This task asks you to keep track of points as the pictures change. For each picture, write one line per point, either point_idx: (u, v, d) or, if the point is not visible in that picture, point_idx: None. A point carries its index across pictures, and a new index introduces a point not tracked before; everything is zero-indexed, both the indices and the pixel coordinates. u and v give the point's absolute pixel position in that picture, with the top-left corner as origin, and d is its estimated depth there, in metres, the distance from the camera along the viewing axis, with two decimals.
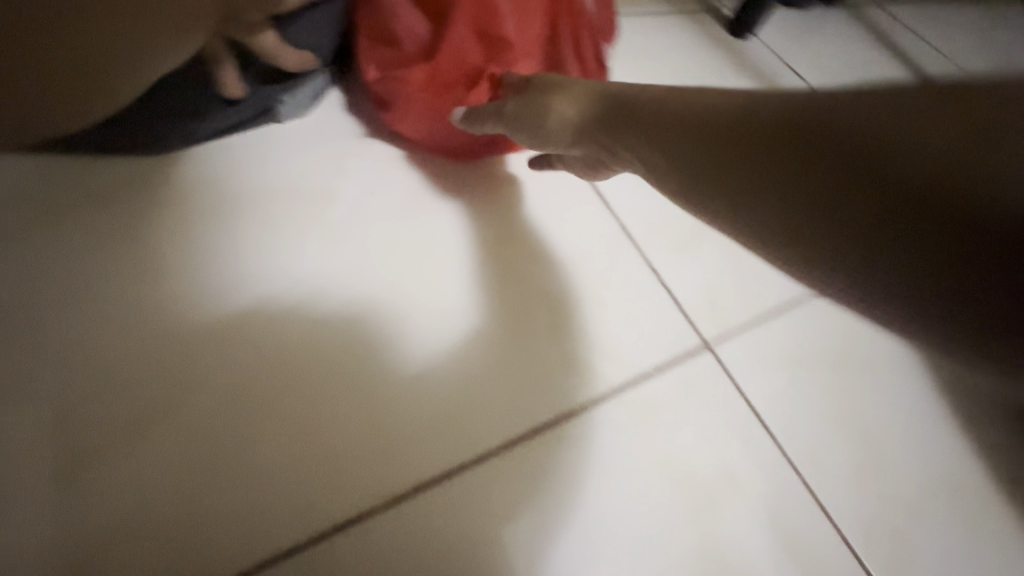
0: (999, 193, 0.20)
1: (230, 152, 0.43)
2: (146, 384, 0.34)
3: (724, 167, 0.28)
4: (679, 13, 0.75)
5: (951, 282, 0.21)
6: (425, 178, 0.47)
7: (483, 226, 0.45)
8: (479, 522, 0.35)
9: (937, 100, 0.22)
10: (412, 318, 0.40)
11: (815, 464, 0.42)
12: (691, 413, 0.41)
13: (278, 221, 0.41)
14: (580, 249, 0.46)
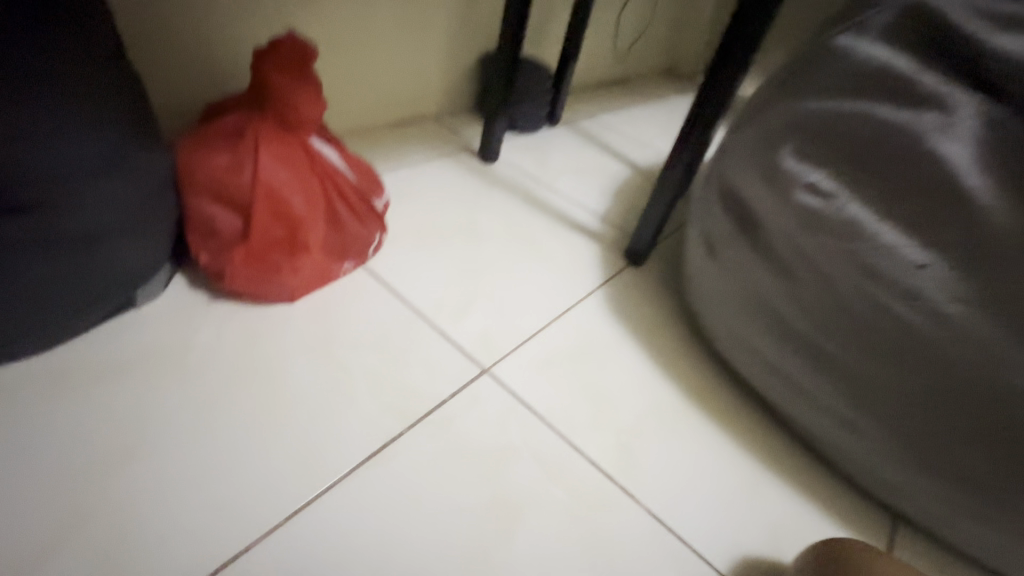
0: (943, 383, 0.48)
1: (112, 335, 0.58)
2: (85, 457, 0.49)
3: (864, 357, 0.52)
4: (442, 155, 1.07)
5: (966, 399, 0.47)
6: (297, 313, 0.65)
7: (344, 323, 0.65)
8: (415, 499, 0.51)
9: (950, 398, 0.48)
10: (325, 407, 0.57)
11: (565, 422, 0.61)
12: (538, 396, 0.63)
13: (166, 369, 0.57)
14: (408, 328, 0.67)
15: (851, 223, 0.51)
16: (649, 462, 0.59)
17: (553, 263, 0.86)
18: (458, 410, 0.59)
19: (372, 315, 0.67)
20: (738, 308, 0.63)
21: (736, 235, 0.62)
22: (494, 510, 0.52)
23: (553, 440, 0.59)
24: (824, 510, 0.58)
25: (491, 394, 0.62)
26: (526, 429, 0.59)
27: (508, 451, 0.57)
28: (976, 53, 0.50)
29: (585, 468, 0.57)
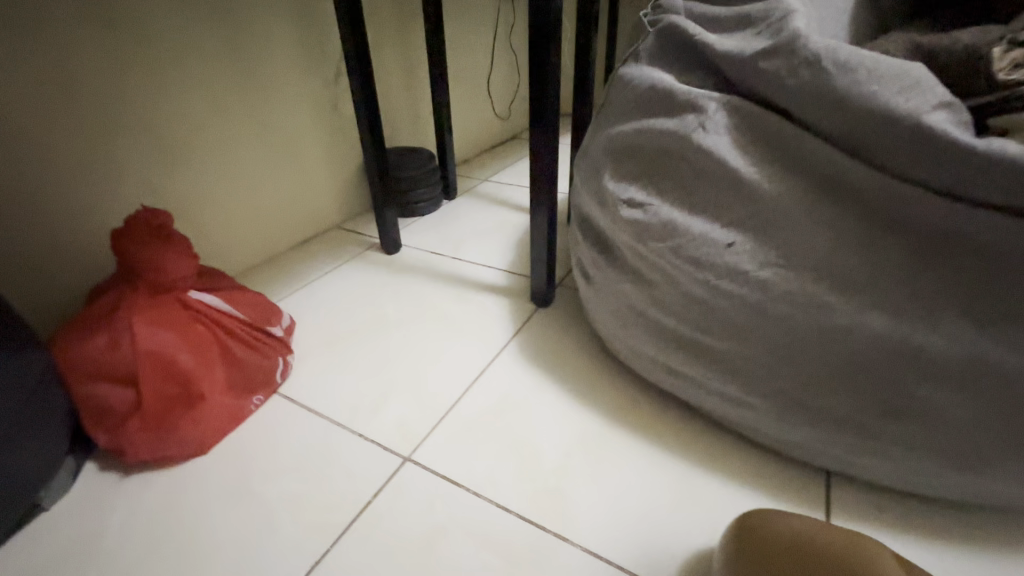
0: (794, 344, 0.50)
1: (26, 544, 0.58)
2: None
3: (728, 340, 0.54)
4: (347, 260, 1.11)
5: (818, 352, 0.50)
6: (212, 463, 0.65)
7: (260, 458, 0.66)
8: None
9: (807, 356, 0.50)
10: (249, 549, 0.56)
11: (491, 486, 0.62)
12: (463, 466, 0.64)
13: (81, 559, 0.56)
14: (325, 442, 0.68)
15: (668, 226, 0.55)
16: (580, 496, 0.60)
17: (464, 329, 0.88)
18: (382, 508, 0.60)
19: (287, 441, 0.68)
20: (620, 324, 0.67)
21: (599, 257, 0.67)
22: None
23: (481, 507, 0.59)
24: (755, 491, 0.59)
25: (413, 479, 0.63)
26: (453, 505, 0.60)
27: (437, 534, 0.57)
28: (701, 54, 0.57)
29: (516, 525, 0.57)
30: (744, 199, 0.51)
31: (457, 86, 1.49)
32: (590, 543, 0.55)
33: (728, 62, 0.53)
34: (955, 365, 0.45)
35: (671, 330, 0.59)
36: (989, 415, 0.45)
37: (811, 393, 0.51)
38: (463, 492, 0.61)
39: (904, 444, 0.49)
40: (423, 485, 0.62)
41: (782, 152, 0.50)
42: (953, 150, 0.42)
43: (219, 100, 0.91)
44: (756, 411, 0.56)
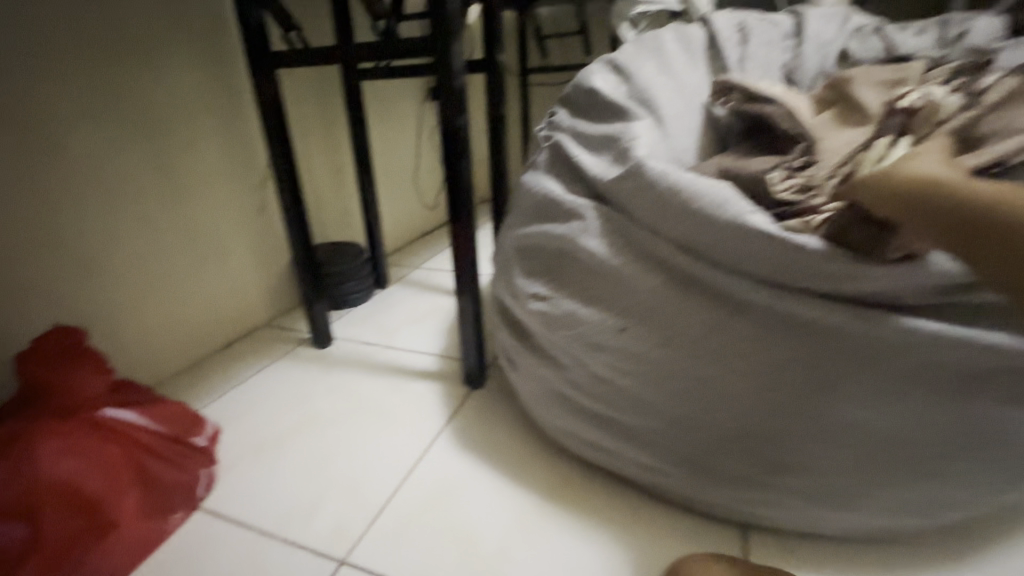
0: (691, 413, 0.57)
1: None
2: None
3: (635, 411, 0.60)
4: (276, 358, 1.10)
5: (709, 418, 0.56)
6: None
7: None
8: None
9: (701, 421, 0.56)
10: None
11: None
12: (400, 562, 0.63)
13: None
14: (253, 556, 0.65)
15: (571, 315, 0.63)
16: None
17: (398, 421, 0.89)
18: None
19: (212, 560, 0.65)
20: (544, 401, 0.72)
21: (519, 343, 0.74)
22: None
23: None
24: (681, 552, 0.62)
25: None
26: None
27: None
28: (582, 170, 0.69)
29: None
30: (627, 288, 0.59)
31: (385, 184, 1.58)
32: None
33: (601, 178, 0.65)
34: (816, 419, 0.52)
35: (586, 405, 0.65)
36: (853, 458, 0.52)
37: (711, 456, 0.57)
38: None
39: (793, 493, 0.55)
40: None
41: (649, 249, 0.59)
42: (766, 252, 0.51)
43: (140, 213, 0.93)
44: (669, 474, 0.61)
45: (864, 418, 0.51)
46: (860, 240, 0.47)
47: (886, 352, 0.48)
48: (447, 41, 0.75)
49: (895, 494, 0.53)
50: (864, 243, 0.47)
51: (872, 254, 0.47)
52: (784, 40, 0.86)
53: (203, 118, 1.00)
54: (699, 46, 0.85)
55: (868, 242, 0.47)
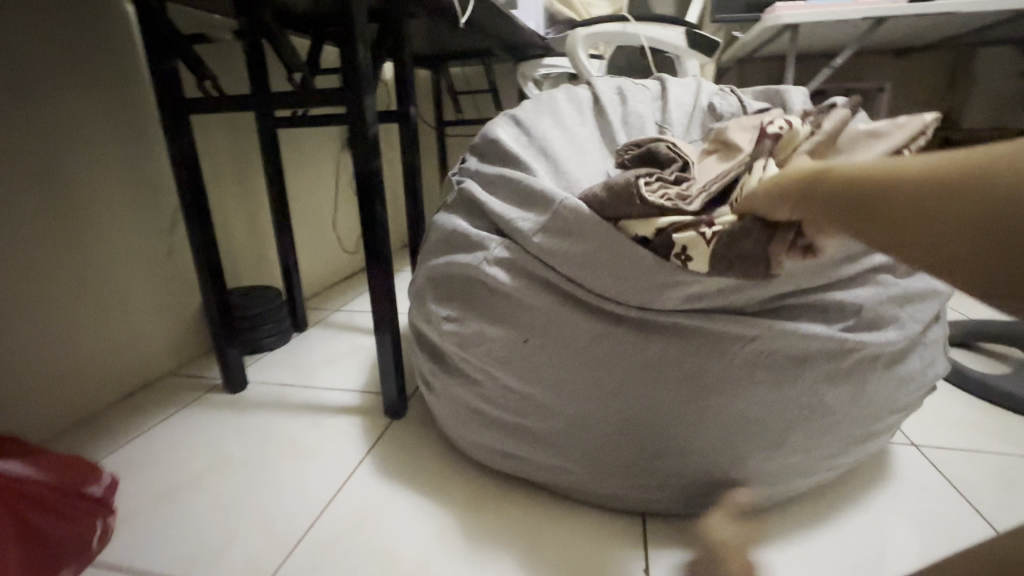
0: (584, 413, 0.64)
1: None
2: None
3: (537, 416, 0.67)
4: (184, 405, 1.06)
5: (599, 418, 0.64)
6: None
7: None
8: None
9: (594, 420, 0.64)
10: None
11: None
12: None
13: None
14: None
15: (477, 334, 0.70)
16: None
17: (317, 456, 0.88)
18: None
19: None
20: (460, 418, 0.77)
21: (435, 366, 0.79)
22: None
23: None
24: (587, 544, 0.68)
25: None
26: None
27: None
28: (483, 209, 0.78)
29: None
30: (525, 307, 0.67)
31: (303, 229, 1.60)
32: None
33: (499, 215, 0.74)
34: (685, 403, 0.61)
35: (497, 417, 0.71)
36: (721, 434, 0.61)
37: (604, 452, 0.65)
38: None
39: (672, 474, 0.64)
40: None
41: (538, 274, 0.67)
42: (635, 272, 0.61)
43: (33, 257, 0.88)
44: (571, 472, 0.68)
45: (722, 399, 0.60)
46: (750, 249, 0.53)
47: (738, 341, 0.59)
48: (358, 93, 0.82)
49: (755, 466, 0.63)
50: (754, 253, 0.53)
51: (762, 264, 0.53)
52: (653, 101, 1.01)
53: (106, 163, 0.99)
54: (587, 103, 0.99)
55: (758, 251, 0.52)
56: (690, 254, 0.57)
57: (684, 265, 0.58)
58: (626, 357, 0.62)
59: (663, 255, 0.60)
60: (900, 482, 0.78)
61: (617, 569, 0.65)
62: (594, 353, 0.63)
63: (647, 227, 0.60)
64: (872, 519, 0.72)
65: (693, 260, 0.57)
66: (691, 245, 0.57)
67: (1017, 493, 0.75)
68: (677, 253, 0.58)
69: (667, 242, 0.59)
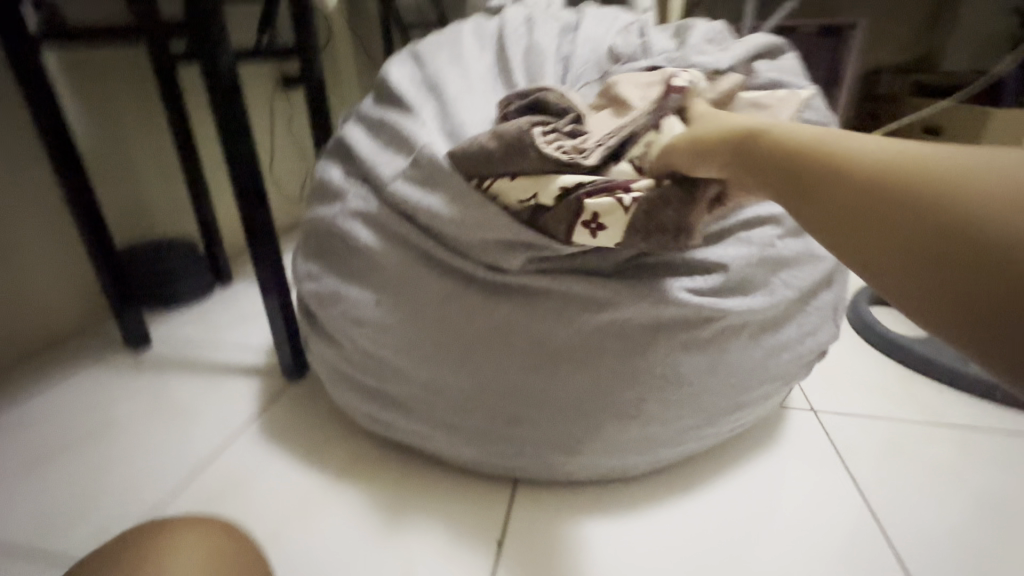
0: (442, 382, 0.61)
1: None
2: None
3: (398, 382, 0.63)
4: (82, 362, 1.00)
5: (455, 388, 0.60)
6: None
7: None
8: None
9: (450, 391, 0.61)
10: None
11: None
12: None
13: None
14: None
15: (336, 294, 0.65)
16: (292, 555, 0.63)
17: (206, 418, 0.86)
18: None
19: None
20: (334, 383, 0.73)
21: (309, 327, 0.75)
22: None
23: None
24: (450, 514, 0.67)
25: None
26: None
27: None
28: (353, 157, 0.71)
29: None
30: (384, 270, 0.62)
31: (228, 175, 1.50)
32: None
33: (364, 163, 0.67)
34: (538, 370, 0.57)
35: (363, 383, 0.68)
36: (576, 402, 0.58)
37: (462, 423, 0.62)
38: None
39: (532, 444, 0.61)
40: None
41: (401, 233, 0.62)
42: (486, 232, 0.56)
43: None
44: (434, 439, 0.65)
45: (576, 366, 0.56)
46: (671, 217, 0.51)
47: (591, 305, 0.56)
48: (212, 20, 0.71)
49: (616, 436, 0.60)
50: (674, 222, 0.52)
51: (679, 235, 0.52)
52: (561, 36, 0.92)
53: None
54: (491, 37, 0.90)
55: (676, 219, 0.51)
56: (603, 223, 0.52)
57: (593, 234, 0.53)
58: (479, 322, 0.58)
59: (567, 222, 0.53)
60: (788, 449, 0.76)
61: (472, 541, 0.63)
62: (446, 318, 0.59)
63: (546, 190, 0.54)
64: (748, 487, 0.70)
65: (605, 230, 0.53)
66: (607, 213, 0.52)
67: (899, 462, 0.74)
68: (586, 221, 0.53)
69: (574, 208, 0.53)
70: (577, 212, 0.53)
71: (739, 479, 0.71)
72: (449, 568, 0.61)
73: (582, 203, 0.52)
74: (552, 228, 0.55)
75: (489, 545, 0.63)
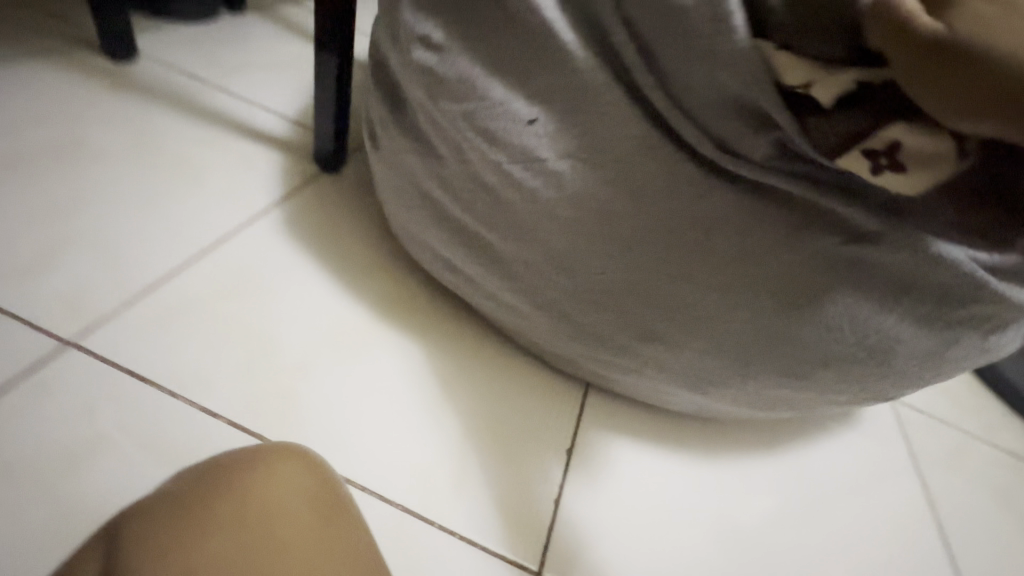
0: (581, 258, 0.44)
1: None
2: None
3: (514, 235, 0.46)
4: (38, 49, 0.73)
5: (594, 274, 0.44)
6: None
7: None
8: None
9: (586, 272, 0.45)
10: None
11: (189, 374, 0.48)
12: (174, 347, 0.50)
13: None
14: None
15: (461, 84, 0.43)
16: (327, 390, 0.50)
17: (211, 183, 0.66)
18: (20, 395, 0.44)
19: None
20: (404, 202, 0.55)
21: (390, 117, 0.53)
22: (93, 485, 0.41)
23: (188, 392, 0.47)
24: (513, 400, 0.55)
25: (84, 355, 0.47)
26: (121, 405, 0.45)
27: (108, 421, 0.44)
28: None
29: (222, 414, 0.46)
30: (556, 70, 0.40)
31: None
32: (314, 434, 0.47)
33: None
34: (725, 284, 0.43)
35: (456, 221, 0.50)
36: (746, 337, 0.44)
37: (579, 316, 0.48)
38: (156, 378, 0.47)
39: (655, 367, 0.49)
40: (106, 358, 0.47)
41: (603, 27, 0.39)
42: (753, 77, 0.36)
43: None
44: (530, 318, 0.51)
45: (774, 294, 0.43)
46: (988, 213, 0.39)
47: (832, 228, 0.41)
48: None
49: (760, 388, 0.48)
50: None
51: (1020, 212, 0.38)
52: None
53: None
54: None
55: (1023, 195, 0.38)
56: (899, 160, 0.37)
57: (876, 171, 0.38)
58: (674, 201, 0.41)
59: (847, 139, 0.37)
60: (866, 432, 0.70)
61: (537, 441, 0.54)
62: (629, 178, 0.41)
63: (825, 81, 0.37)
64: (819, 460, 0.65)
65: (898, 170, 0.37)
66: (915, 145, 0.37)
67: (965, 478, 0.70)
68: (874, 149, 0.37)
69: (862, 125, 0.37)
70: (863, 133, 0.37)
71: (814, 451, 0.65)
72: (508, 463, 0.51)
73: (879, 123, 0.37)
74: (819, 137, 0.38)
75: (556, 453, 0.53)
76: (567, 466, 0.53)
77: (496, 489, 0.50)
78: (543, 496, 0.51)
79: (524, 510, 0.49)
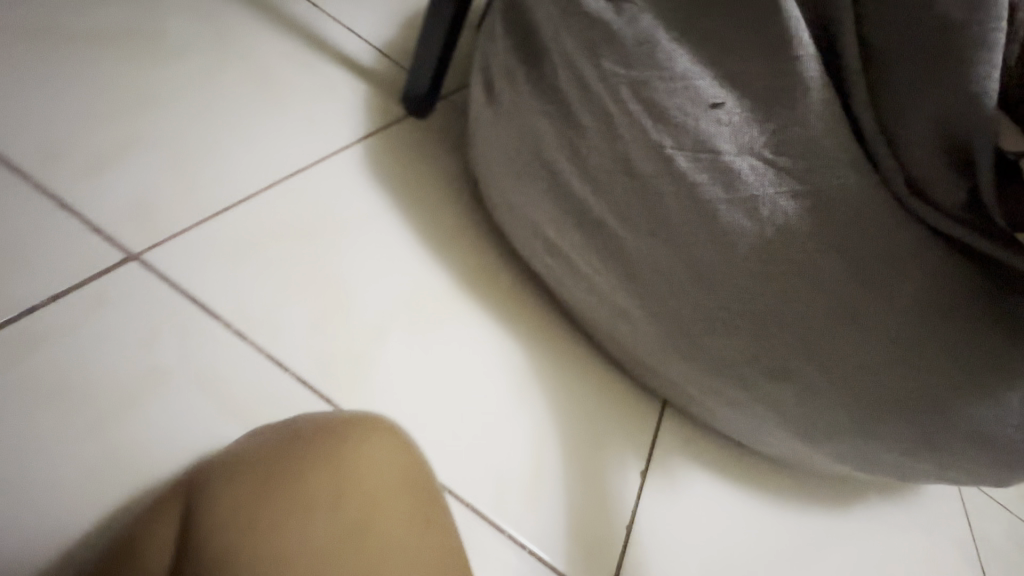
0: (726, 269, 0.39)
1: None
2: None
3: (653, 231, 0.41)
4: None
5: (736, 289, 0.40)
6: None
7: None
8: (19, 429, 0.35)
9: (727, 286, 0.40)
10: None
11: (258, 315, 0.43)
12: (243, 280, 0.44)
13: None
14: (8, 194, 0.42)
15: (644, 45, 0.38)
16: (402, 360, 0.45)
17: (292, 100, 0.59)
18: (81, 304, 0.39)
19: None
20: (511, 167, 0.48)
21: (521, 68, 0.46)
22: (157, 417, 0.38)
23: (257, 336, 0.42)
24: (590, 408, 0.50)
25: (149, 273, 0.42)
26: (185, 336, 0.41)
27: (174, 351, 0.40)
28: None
29: (292, 366, 0.42)
30: (769, 53, 0.35)
31: None
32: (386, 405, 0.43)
33: None
34: (884, 331, 0.38)
35: (580, 203, 0.44)
36: (889, 393, 0.40)
37: (700, 334, 0.42)
38: (224, 312, 0.42)
39: (768, 405, 0.44)
40: (174, 279, 0.43)
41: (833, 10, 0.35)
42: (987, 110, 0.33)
43: None
44: (637, 324, 0.45)
45: (942, 352, 0.38)
46: None
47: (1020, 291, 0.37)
48: None
49: (879, 452, 0.43)
50: None
51: None
52: None
53: None
54: None
55: None
56: None
57: None
58: (859, 228, 0.36)
59: None
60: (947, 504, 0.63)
61: (609, 458, 0.49)
62: (812, 190, 0.36)
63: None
64: (901, 523, 0.59)
65: None
66: None
67: None
68: None
69: None
70: None
71: (897, 513, 0.59)
72: (584, 467, 0.48)
73: None
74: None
75: (627, 472, 0.49)
76: (645, 470, 0.50)
77: (567, 499, 0.46)
78: (609, 516, 0.46)
79: (591, 528, 0.45)
